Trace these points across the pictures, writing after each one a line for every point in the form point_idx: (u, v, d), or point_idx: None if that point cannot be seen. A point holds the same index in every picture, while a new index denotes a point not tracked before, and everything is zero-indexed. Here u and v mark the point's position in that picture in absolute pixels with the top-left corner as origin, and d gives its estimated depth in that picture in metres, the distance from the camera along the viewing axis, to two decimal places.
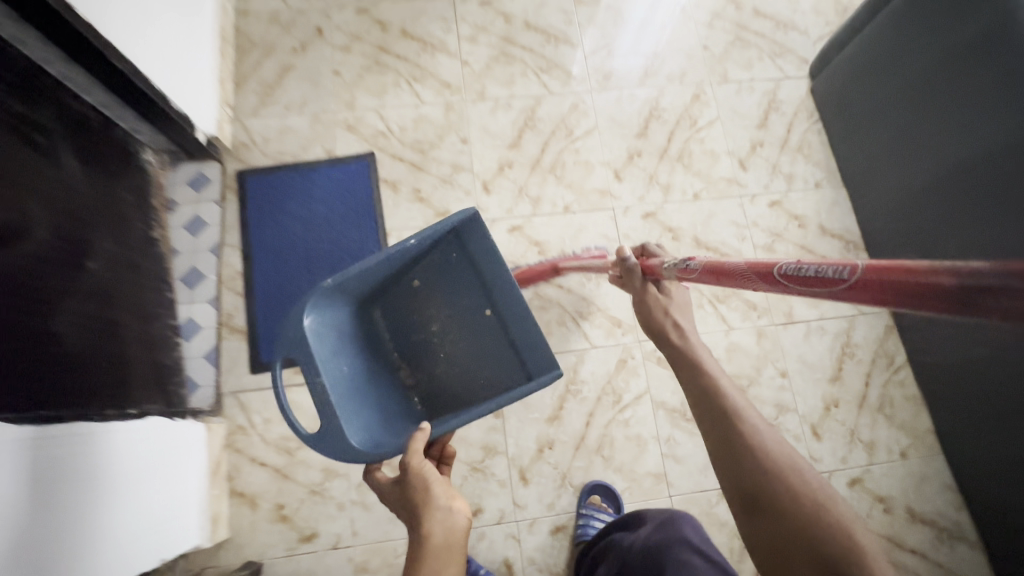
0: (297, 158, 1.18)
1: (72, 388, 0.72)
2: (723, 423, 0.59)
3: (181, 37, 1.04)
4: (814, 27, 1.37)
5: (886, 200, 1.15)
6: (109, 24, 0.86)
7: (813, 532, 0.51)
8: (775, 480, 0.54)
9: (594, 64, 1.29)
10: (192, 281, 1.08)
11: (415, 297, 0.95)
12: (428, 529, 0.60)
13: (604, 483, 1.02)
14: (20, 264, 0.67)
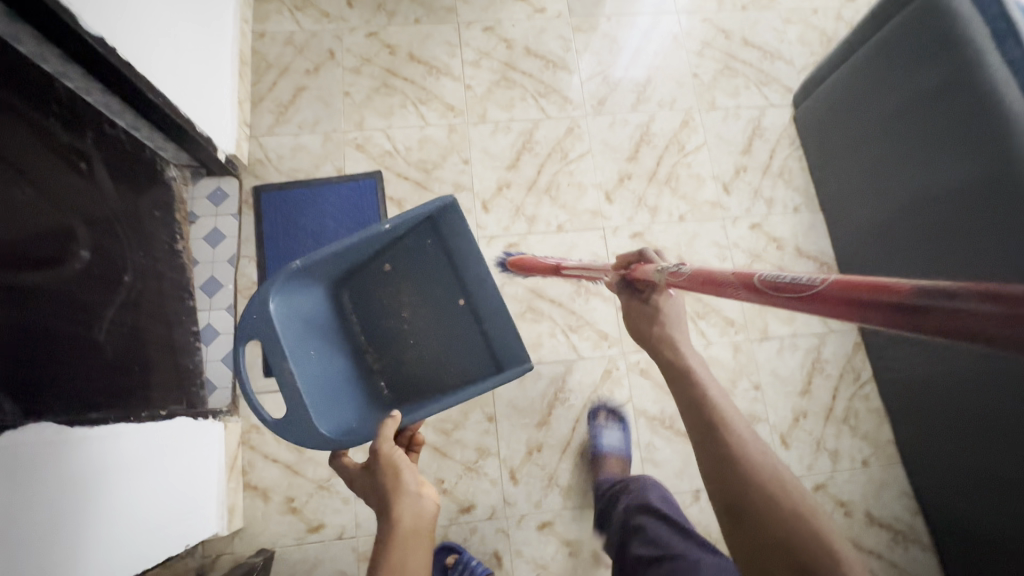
0: (308, 175, 1.26)
1: (109, 391, 0.81)
2: (714, 429, 0.65)
3: (206, 64, 1.13)
4: (799, 57, 1.45)
5: (858, 225, 1.22)
6: (147, 61, 0.94)
7: (790, 534, 0.56)
8: (758, 483, 0.60)
9: (589, 89, 1.37)
10: (211, 290, 1.18)
11: (384, 287, 1.06)
12: (397, 513, 0.66)
13: (607, 403, 1.16)
14: (69, 283, 0.76)
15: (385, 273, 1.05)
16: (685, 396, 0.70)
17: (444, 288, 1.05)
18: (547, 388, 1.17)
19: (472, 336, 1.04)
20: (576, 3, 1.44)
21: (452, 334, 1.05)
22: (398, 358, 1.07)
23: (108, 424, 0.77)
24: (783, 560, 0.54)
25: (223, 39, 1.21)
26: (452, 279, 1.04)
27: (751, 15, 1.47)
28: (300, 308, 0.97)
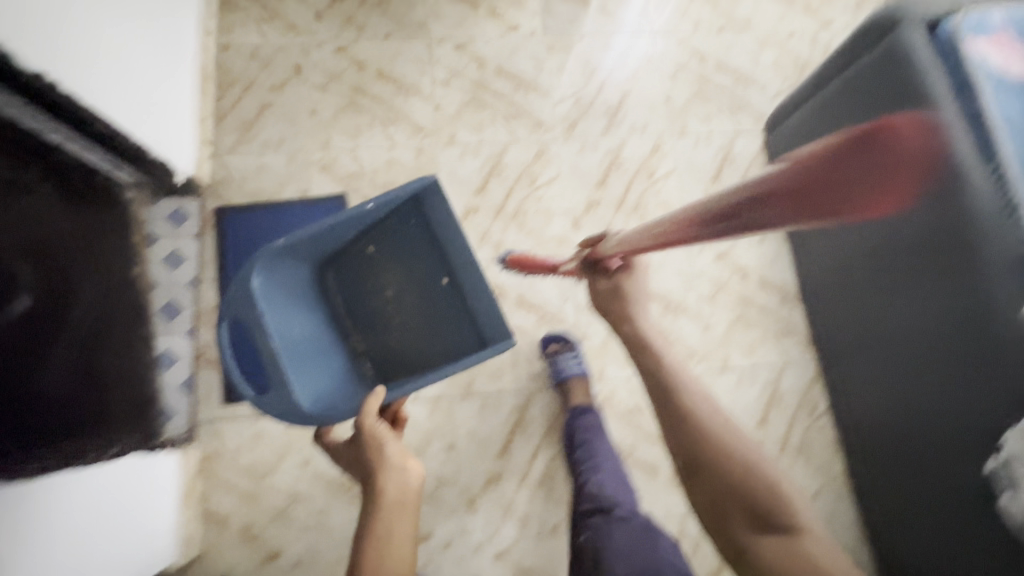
0: (273, 197, 1.25)
1: (57, 435, 0.79)
2: (669, 398, 0.73)
3: (158, 83, 1.09)
4: (772, 82, 1.45)
5: (822, 261, 1.23)
6: (94, 89, 0.91)
7: (746, 484, 0.66)
8: (715, 442, 0.69)
9: (561, 112, 1.36)
10: (170, 313, 1.16)
11: (368, 268, 1.14)
12: (383, 485, 0.79)
13: (555, 334, 1.21)
14: (15, 328, 0.73)
15: (368, 255, 1.14)
16: (646, 366, 0.79)
17: (425, 269, 1.13)
18: (508, 417, 1.18)
19: (453, 314, 1.11)
20: (551, 21, 1.42)
21: (433, 312, 1.13)
22: (381, 337, 1.15)
23: (58, 473, 0.77)
24: (744, 508, 0.65)
25: (181, 57, 1.19)
26: (433, 259, 1.12)
27: (726, 38, 1.46)
28: (283, 287, 1.07)
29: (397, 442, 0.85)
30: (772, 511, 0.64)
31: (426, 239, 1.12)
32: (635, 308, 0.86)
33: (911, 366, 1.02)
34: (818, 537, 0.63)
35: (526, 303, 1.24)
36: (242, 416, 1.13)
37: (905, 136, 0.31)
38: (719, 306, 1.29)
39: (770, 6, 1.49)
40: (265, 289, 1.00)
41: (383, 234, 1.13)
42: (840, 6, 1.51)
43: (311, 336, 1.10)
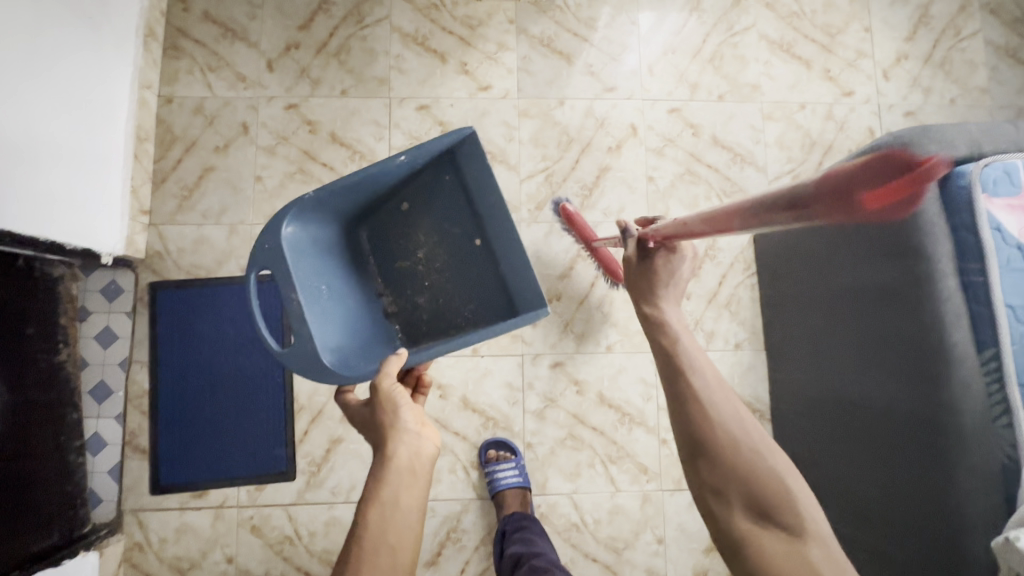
0: (210, 273, 1.18)
1: None
2: (682, 381, 0.64)
3: (92, 167, 1.03)
4: (773, 163, 1.28)
5: (796, 386, 1.11)
6: (18, 212, 0.88)
7: (753, 472, 0.59)
8: (722, 430, 0.61)
9: (528, 189, 1.24)
10: (100, 396, 1.13)
11: (399, 226, 0.99)
12: (394, 450, 0.69)
13: (499, 439, 1.16)
14: None
15: (402, 211, 0.99)
16: (657, 342, 0.70)
17: (460, 227, 0.98)
18: (440, 526, 1.13)
19: (486, 277, 0.97)
20: (527, 81, 1.27)
21: (467, 275, 0.98)
22: (412, 301, 1.00)
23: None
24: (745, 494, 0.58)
25: (110, 123, 1.08)
26: (468, 219, 0.97)
27: (727, 107, 1.29)
28: (314, 240, 0.93)
29: (417, 409, 0.75)
30: (776, 506, 0.58)
31: (462, 200, 0.97)
32: (665, 292, 0.78)
33: (871, 544, 0.93)
34: (825, 543, 0.57)
35: (469, 405, 1.17)
36: (169, 507, 1.12)
37: (913, 161, 0.41)
38: None
39: (783, 71, 1.31)
40: (295, 241, 0.88)
41: (418, 190, 0.98)
42: (866, 72, 1.32)
43: (342, 293, 0.95)
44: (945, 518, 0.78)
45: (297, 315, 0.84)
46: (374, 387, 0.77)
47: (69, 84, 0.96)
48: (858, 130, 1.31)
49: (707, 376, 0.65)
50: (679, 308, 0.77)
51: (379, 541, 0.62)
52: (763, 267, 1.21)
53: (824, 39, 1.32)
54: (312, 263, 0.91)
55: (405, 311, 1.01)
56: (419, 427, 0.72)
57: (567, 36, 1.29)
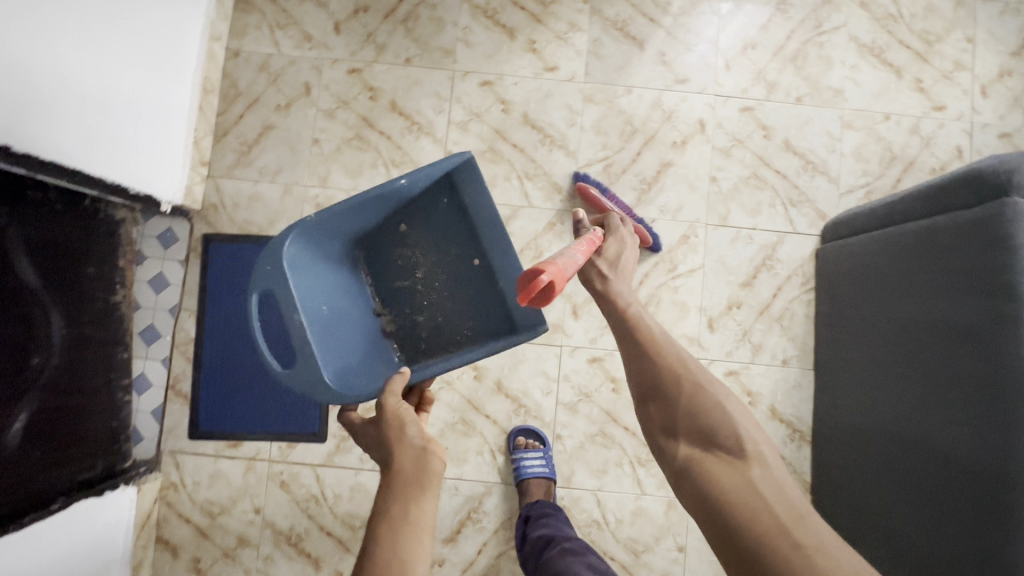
0: (261, 231, 1.19)
1: (18, 477, 0.87)
2: (632, 334, 0.78)
3: (162, 115, 1.06)
4: (847, 174, 1.21)
5: (844, 410, 1.07)
6: (93, 155, 0.92)
7: (695, 402, 0.70)
8: (668, 367, 0.73)
9: (585, 178, 1.20)
10: (150, 338, 1.16)
11: (396, 245, 0.98)
12: (400, 465, 0.69)
13: (528, 427, 1.15)
14: None
15: (400, 233, 0.97)
16: (612, 314, 0.83)
17: (459, 247, 0.97)
18: (461, 505, 1.14)
19: (487, 297, 0.95)
20: (596, 65, 1.22)
21: (464, 294, 0.97)
22: (412, 319, 0.99)
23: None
24: (691, 422, 0.69)
25: (178, 74, 1.08)
26: (468, 240, 0.97)
27: (804, 111, 1.22)
28: (316, 261, 0.92)
29: (422, 425, 0.76)
30: (717, 433, 0.67)
31: (461, 220, 0.96)
32: (614, 271, 0.89)
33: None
34: (765, 467, 0.65)
35: (503, 390, 1.16)
36: (205, 454, 1.15)
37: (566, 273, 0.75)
38: None
39: (870, 77, 1.23)
40: (295, 263, 0.88)
41: (417, 210, 0.96)
42: (962, 86, 1.22)
43: (342, 312, 0.95)
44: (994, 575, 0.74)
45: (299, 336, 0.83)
46: (383, 407, 0.78)
47: (152, 34, 0.99)
48: (944, 148, 1.22)
49: (654, 330, 0.78)
50: (628, 286, 0.88)
51: (392, 550, 0.61)
52: (823, 288, 1.16)
53: (919, 46, 1.23)
54: (310, 284, 0.90)
55: (405, 332, 0.99)
56: (425, 444, 0.71)
57: (642, 21, 1.23)
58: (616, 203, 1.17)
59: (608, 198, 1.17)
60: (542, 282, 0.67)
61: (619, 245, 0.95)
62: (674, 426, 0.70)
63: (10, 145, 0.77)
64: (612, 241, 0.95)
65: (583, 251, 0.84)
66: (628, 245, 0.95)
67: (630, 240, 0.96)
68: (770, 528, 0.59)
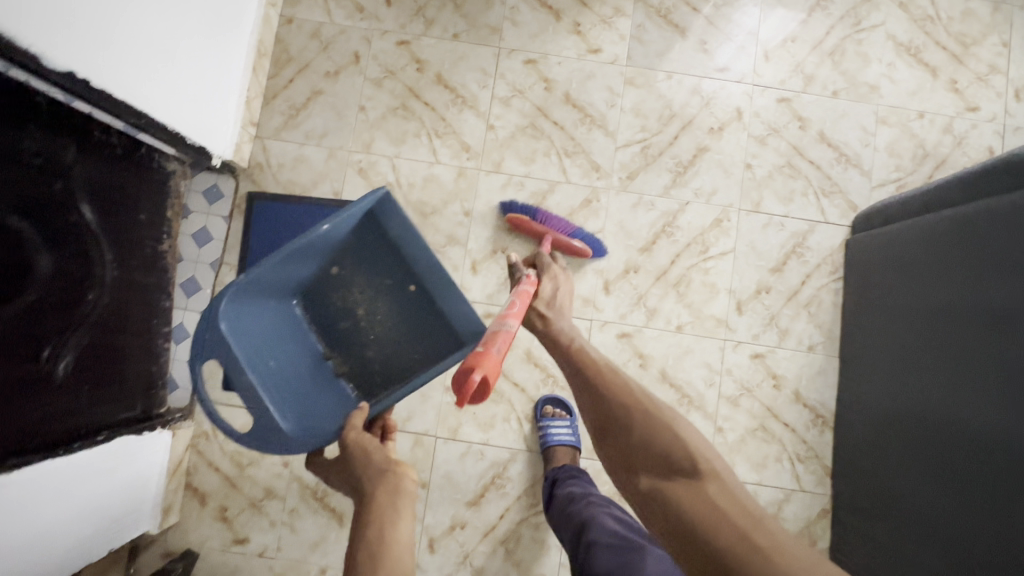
0: (304, 192, 1.22)
1: (64, 407, 0.89)
2: (580, 373, 0.86)
3: (220, 70, 1.09)
4: (879, 168, 1.24)
5: (869, 395, 1.09)
6: (159, 101, 0.96)
7: (645, 424, 0.77)
8: (617, 397, 0.81)
9: (623, 158, 1.23)
10: (190, 289, 1.19)
11: (333, 288, 1.06)
12: (372, 489, 0.82)
13: (556, 396, 1.17)
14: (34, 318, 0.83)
15: (334, 276, 1.06)
16: (560, 356, 0.90)
17: (392, 279, 1.05)
18: (486, 470, 1.15)
19: (428, 321, 1.04)
20: (638, 50, 1.26)
21: (407, 321, 1.06)
22: (360, 354, 1.07)
23: (23, 470, 0.79)
24: (645, 445, 0.75)
25: (237, 33, 1.12)
26: (401, 272, 1.05)
27: (840, 105, 1.25)
28: (255, 318, 0.98)
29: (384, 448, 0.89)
30: (670, 451, 0.73)
31: (390, 254, 1.05)
32: (549, 308, 0.94)
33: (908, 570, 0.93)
34: (715, 479, 0.69)
35: (532, 359, 1.18)
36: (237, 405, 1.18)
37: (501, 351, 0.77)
38: (740, 411, 1.18)
39: (906, 76, 1.25)
40: (235, 326, 0.93)
41: (347, 252, 1.05)
42: (996, 89, 1.25)
43: (290, 366, 1.02)
44: (1011, 546, 0.77)
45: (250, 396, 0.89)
46: (346, 442, 0.91)
47: None
48: (976, 149, 1.24)
49: (597, 358, 0.87)
50: (568, 319, 0.94)
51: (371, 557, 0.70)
52: (853, 277, 1.18)
53: (956, 48, 1.25)
54: (253, 341, 0.96)
55: (359, 367, 1.07)
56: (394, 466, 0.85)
57: (685, 9, 1.26)
58: (551, 221, 1.12)
59: (543, 219, 1.13)
60: (474, 381, 0.71)
61: (552, 285, 0.96)
62: (631, 452, 0.75)
63: (89, 80, 0.81)
64: (546, 282, 0.97)
65: (517, 310, 0.85)
66: (560, 282, 0.98)
67: (563, 275, 0.98)
68: (729, 533, 0.63)
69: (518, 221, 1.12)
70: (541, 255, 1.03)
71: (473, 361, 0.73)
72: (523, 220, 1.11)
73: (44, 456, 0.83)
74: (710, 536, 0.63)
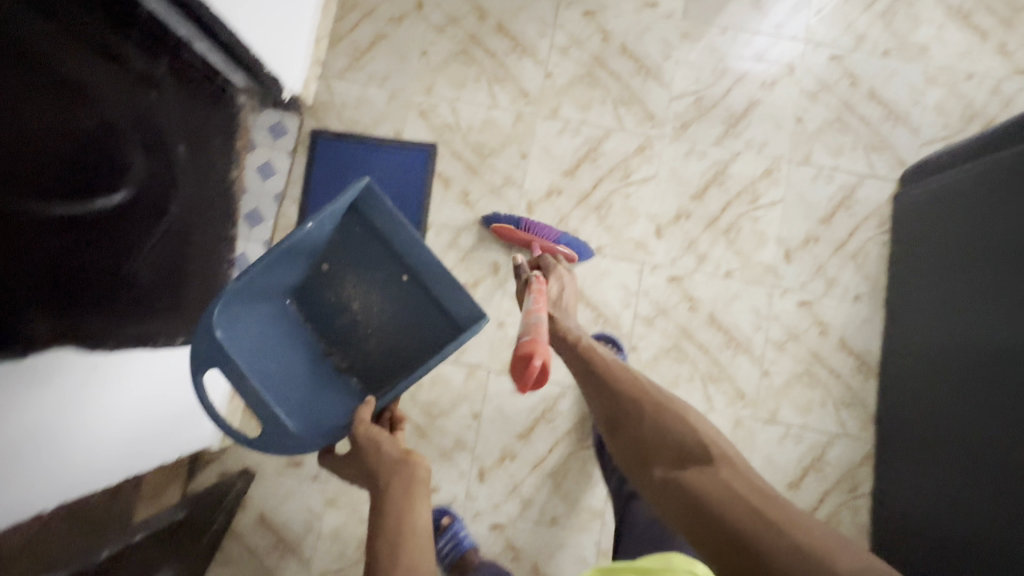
0: (366, 131, 1.25)
1: (147, 310, 0.93)
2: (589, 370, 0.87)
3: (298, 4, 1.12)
4: (928, 127, 1.26)
5: (921, 342, 1.11)
6: (247, 24, 0.98)
7: (657, 416, 0.79)
8: (629, 391, 0.83)
9: (676, 109, 1.26)
10: (253, 221, 1.23)
11: (324, 285, 1.02)
12: (387, 483, 0.77)
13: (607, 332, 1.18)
14: (129, 217, 0.86)
15: (323, 273, 1.02)
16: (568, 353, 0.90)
17: (386, 271, 1.02)
18: (537, 404, 1.18)
19: (426, 312, 1.01)
20: (694, 5, 1.29)
21: (404, 313, 1.02)
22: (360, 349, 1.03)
23: (112, 352, 0.83)
24: (658, 437, 0.77)
25: None
26: (391, 261, 1.02)
27: (890, 64, 1.27)
28: (247, 323, 0.92)
29: (398, 441, 0.83)
30: (684, 441, 0.75)
31: (377, 244, 1.01)
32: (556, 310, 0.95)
33: (968, 505, 0.95)
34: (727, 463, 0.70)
35: (584, 299, 1.21)
36: None
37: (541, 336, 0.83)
38: (786, 356, 1.21)
39: (955, 38, 1.28)
40: (229, 334, 0.86)
41: (335, 248, 1.01)
42: None
43: (289, 366, 0.97)
44: None
45: (256, 401, 0.84)
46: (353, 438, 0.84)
47: None
48: None
49: (608, 359, 0.88)
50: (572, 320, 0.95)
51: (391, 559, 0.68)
52: (901, 228, 1.20)
53: (1004, 12, 1.28)
54: (247, 348, 0.90)
55: (359, 363, 1.03)
56: (405, 456, 0.80)
57: None
58: (534, 227, 1.12)
59: (527, 227, 1.12)
60: (534, 367, 0.78)
61: (559, 289, 1.00)
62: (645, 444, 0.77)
63: None
64: (552, 282, 1.00)
65: (540, 300, 0.91)
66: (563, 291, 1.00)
67: (568, 276, 1.03)
68: (744, 512, 0.63)
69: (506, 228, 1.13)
70: (546, 263, 1.04)
71: (530, 347, 0.78)
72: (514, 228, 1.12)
73: (128, 346, 0.87)
74: (724, 515, 0.63)
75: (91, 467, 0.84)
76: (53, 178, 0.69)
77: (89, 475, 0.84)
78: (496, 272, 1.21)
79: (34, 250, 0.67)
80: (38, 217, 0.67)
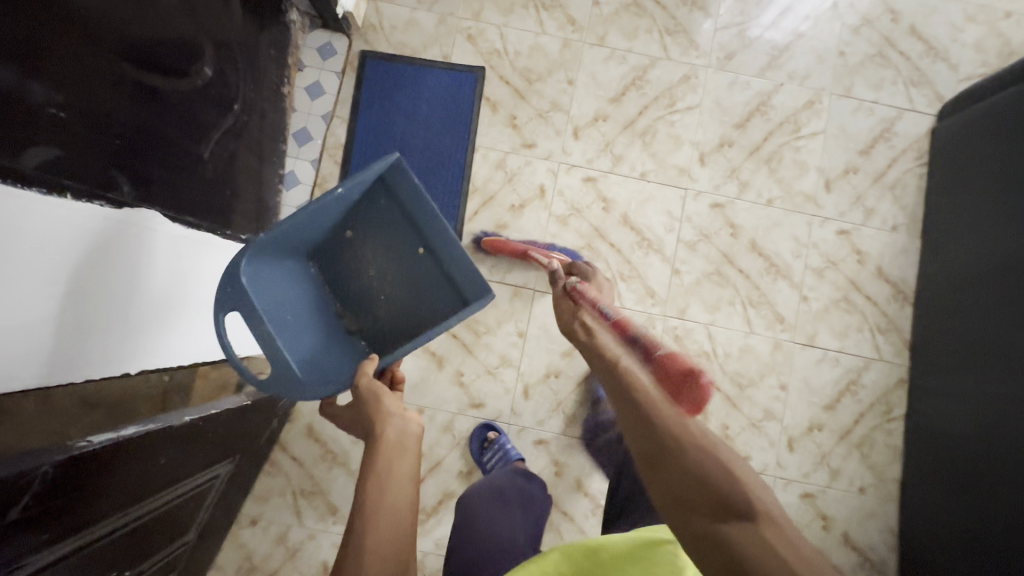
0: (415, 54, 1.26)
1: (211, 201, 0.94)
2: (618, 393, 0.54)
3: None
4: (966, 63, 1.29)
5: (958, 265, 1.13)
6: None
7: (696, 455, 0.48)
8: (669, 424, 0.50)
9: (721, 40, 1.28)
10: (301, 139, 1.23)
11: (345, 251, 0.98)
12: (382, 431, 0.67)
13: None
14: (199, 104, 0.86)
15: (346, 238, 0.97)
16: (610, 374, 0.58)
17: (406, 241, 0.98)
18: None
19: (439, 286, 0.97)
20: None
21: (417, 284, 0.98)
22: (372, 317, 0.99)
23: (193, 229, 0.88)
24: (701, 494, 0.46)
25: None
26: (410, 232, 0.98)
27: (931, 1, 1.30)
28: (269, 276, 0.86)
29: (398, 398, 0.74)
30: (732, 494, 0.46)
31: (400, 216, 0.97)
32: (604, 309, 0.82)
33: (1001, 416, 0.96)
34: (781, 526, 0.45)
35: (629, 223, 1.23)
36: None
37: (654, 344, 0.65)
38: (825, 282, 1.23)
39: None
40: (254, 283, 0.80)
41: (358, 211, 0.96)
42: None
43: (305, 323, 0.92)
44: None
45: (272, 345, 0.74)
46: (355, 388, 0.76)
47: None
48: None
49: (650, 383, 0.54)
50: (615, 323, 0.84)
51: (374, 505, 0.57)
52: (937, 158, 1.23)
53: None
54: (268, 301, 0.84)
55: (368, 327, 0.98)
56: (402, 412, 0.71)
57: None
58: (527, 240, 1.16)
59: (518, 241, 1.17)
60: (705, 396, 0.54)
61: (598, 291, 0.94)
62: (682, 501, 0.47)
63: None
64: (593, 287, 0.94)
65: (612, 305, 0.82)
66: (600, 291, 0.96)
67: (607, 283, 0.98)
68: None
69: (499, 242, 1.16)
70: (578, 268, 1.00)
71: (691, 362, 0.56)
72: (506, 242, 1.16)
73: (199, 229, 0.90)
74: None
75: (181, 343, 0.88)
76: (135, 36, 0.69)
77: (179, 352, 0.88)
78: (542, 195, 1.23)
79: (126, 109, 0.69)
80: (132, 78, 0.69)
